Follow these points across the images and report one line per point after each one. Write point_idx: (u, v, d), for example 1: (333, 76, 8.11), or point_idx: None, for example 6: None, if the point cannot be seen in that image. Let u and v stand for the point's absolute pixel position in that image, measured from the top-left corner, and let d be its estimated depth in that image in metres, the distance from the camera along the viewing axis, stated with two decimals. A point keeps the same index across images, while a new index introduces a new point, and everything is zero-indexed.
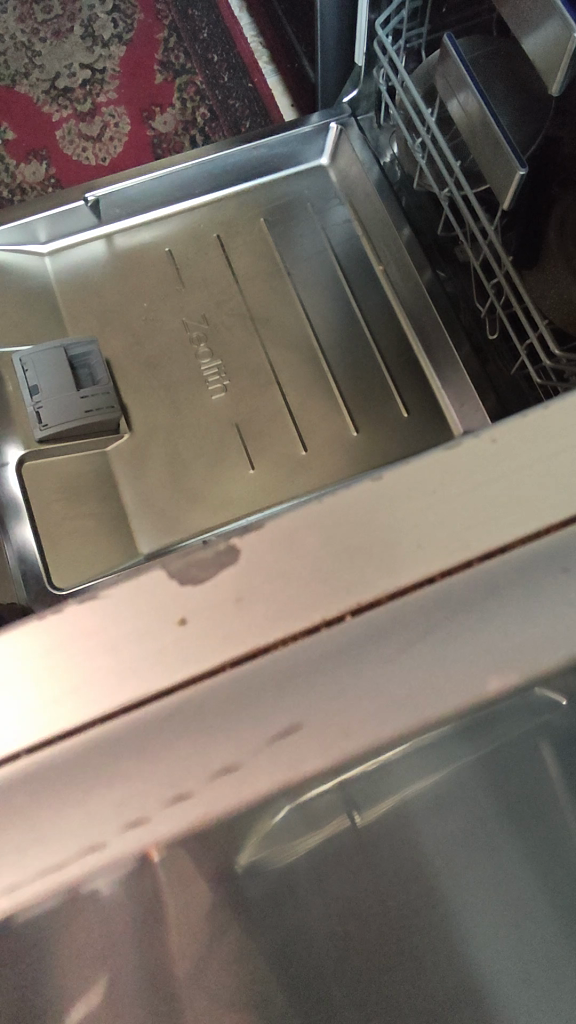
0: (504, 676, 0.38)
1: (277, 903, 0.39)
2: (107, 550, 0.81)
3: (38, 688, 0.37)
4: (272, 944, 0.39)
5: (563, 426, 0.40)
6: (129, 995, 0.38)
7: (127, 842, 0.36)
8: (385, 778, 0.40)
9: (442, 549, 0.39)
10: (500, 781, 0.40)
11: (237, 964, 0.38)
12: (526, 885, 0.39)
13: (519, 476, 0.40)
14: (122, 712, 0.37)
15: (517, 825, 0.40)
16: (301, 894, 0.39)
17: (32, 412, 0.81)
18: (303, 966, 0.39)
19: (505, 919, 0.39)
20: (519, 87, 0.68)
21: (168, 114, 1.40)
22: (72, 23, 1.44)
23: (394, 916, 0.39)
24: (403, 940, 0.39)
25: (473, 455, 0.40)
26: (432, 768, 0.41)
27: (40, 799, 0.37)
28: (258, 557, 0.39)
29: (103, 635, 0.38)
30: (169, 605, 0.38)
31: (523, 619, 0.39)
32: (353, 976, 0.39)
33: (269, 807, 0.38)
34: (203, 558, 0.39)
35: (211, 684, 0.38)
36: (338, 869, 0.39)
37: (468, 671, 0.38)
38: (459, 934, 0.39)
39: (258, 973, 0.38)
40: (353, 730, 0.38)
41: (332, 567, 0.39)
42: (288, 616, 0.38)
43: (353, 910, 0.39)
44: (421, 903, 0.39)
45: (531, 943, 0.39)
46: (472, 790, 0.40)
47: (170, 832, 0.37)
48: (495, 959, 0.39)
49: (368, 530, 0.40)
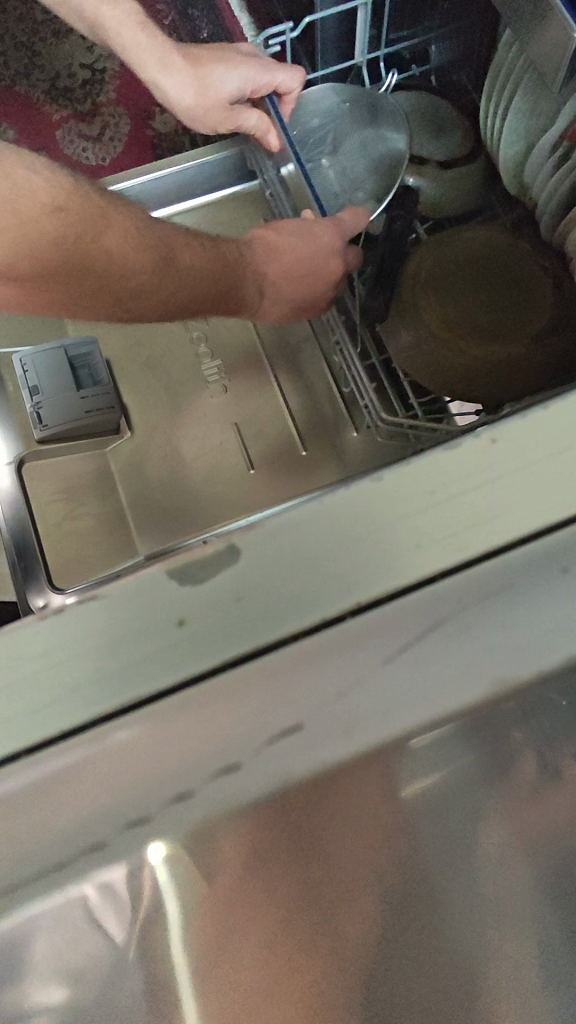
0: (498, 679, 0.40)
1: (289, 882, 0.42)
2: (108, 550, 0.81)
3: (18, 695, 0.35)
4: (284, 910, 0.42)
5: (572, 425, 0.38)
6: (139, 968, 0.41)
7: (130, 840, 0.39)
8: (387, 770, 0.41)
9: (446, 549, 0.38)
10: (496, 777, 0.42)
11: (254, 926, 0.42)
12: (520, 875, 0.42)
13: (525, 476, 0.38)
14: (115, 718, 0.36)
15: (513, 818, 0.42)
16: (317, 867, 0.42)
17: (33, 412, 0.81)
18: (310, 936, 0.42)
19: (497, 903, 0.42)
20: (365, 166, 0.76)
21: (167, 115, 1.36)
22: (71, 22, 1.42)
23: (393, 889, 0.42)
24: (397, 921, 0.42)
25: (476, 455, 0.38)
26: (429, 764, 0.41)
27: (24, 810, 0.36)
28: (256, 556, 0.37)
29: (90, 645, 0.36)
30: (165, 606, 0.36)
31: (520, 623, 0.39)
32: (355, 947, 0.42)
33: (275, 800, 0.40)
34: (200, 557, 0.37)
35: (208, 687, 0.37)
36: (348, 830, 0.42)
37: (462, 675, 0.40)
38: (454, 914, 0.42)
39: (265, 957, 0.42)
40: (353, 731, 0.39)
41: (336, 569, 0.38)
42: (284, 615, 0.37)
43: (351, 888, 0.42)
44: (419, 884, 0.42)
45: (522, 930, 0.41)
46: (466, 783, 0.42)
47: (171, 829, 0.39)
48: (485, 939, 0.41)
49: (367, 532, 0.37)
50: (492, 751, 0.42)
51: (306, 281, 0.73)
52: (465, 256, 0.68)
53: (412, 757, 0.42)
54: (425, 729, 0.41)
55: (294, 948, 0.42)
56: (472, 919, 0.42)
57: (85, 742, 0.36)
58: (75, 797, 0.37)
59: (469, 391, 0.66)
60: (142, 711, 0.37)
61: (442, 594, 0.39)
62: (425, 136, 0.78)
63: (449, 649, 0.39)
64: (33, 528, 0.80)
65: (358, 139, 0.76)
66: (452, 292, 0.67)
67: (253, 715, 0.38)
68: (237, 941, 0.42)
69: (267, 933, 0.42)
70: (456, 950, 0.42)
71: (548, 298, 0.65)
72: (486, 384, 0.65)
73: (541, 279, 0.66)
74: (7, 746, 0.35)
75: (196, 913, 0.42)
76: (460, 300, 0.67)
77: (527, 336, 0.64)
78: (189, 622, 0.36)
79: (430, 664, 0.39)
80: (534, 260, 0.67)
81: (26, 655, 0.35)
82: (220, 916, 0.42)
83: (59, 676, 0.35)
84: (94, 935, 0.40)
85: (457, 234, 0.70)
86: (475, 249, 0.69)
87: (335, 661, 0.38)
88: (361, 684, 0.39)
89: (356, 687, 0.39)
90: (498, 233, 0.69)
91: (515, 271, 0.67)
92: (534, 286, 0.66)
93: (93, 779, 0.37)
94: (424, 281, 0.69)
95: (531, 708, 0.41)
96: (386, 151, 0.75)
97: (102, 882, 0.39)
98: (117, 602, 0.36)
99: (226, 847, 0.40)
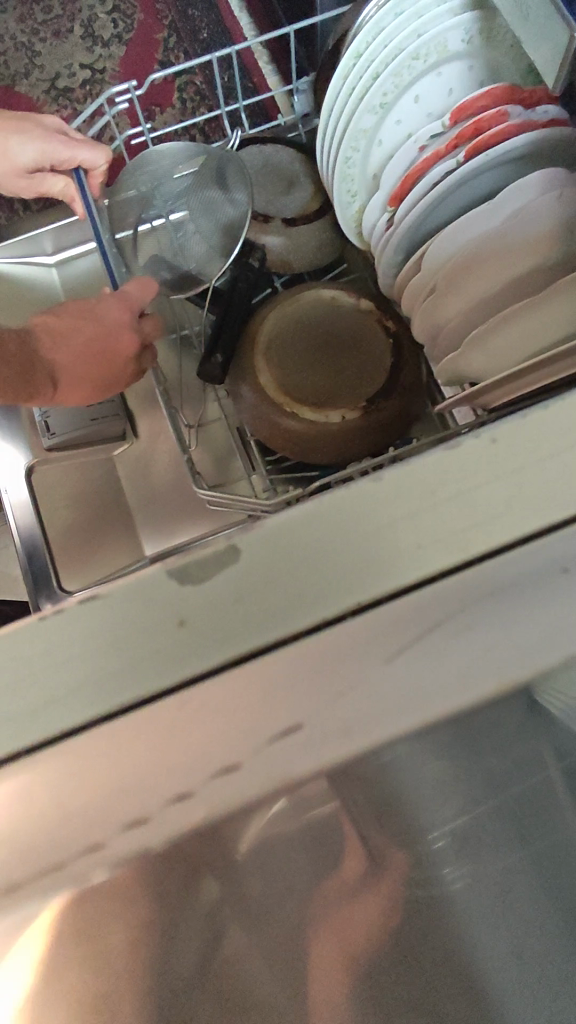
0: (503, 677, 0.38)
1: (286, 896, 0.39)
2: (119, 550, 0.83)
3: (32, 687, 0.38)
4: (286, 925, 0.39)
5: (569, 427, 0.39)
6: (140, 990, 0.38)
7: (129, 842, 0.37)
8: (395, 771, 0.38)
9: (446, 549, 0.39)
10: (510, 785, 0.40)
11: (255, 944, 0.39)
12: (528, 887, 0.40)
13: (522, 477, 0.39)
14: (124, 712, 0.38)
15: (524, 827, 0.40)
16: (320, 876, 0.39)
17: (41, 421, 0.76)
18: (315, 959, 0.39)
19: (507, 916, 0.40)
20: (209, 223, 0.77)
21: (167, 113, 1.30)
22: (72, 22, 1.39)
23: (401, 908, 0.40)
24: (407, 937, 0.40)
25: (474, 455, 0.40)
26: (436, 763, 0.39)
27: (33, 807, 0.37)
28: (257, 554, 0.39)
29: (101, 637, 0.39)
30: (166, 608, 0.39)
31: (526, 619, 0.38)
32: (361, 966, 0.40)
33: (275, 804, 0.38)
34: (202, 559, 0.39)
35: (211, 687, 0.38)
36: (349, 837, 0.39)
37: (465, 670, 0.38)
38: (465, 931, 0.40)
39: (261, 969, 0.39)
40: (355, 731, 0.37)
41: (337, 569, 0.39)
42: (288, 614, 0.39)
43: (356, 906, 0.39)
44: (426, 899, 0.40)
45: (532, 944, 0.40)
46: (480, 793, 0.39)
47: (171, 832, 0.37)
48: (497, 954, 0.40)
49: (369, 533, 0.39)
50: (507, 762, 0.39)
51: (98, 363, 0.69)
52: (303, 327, 0.75)
53: (421, 757, 0.39)
54: (431, 726, 0.38)
55: (295, 968, 0.39)
56: (483, 935, 0.40)
57: (84, 744, 0.38)
58: (76, 796, 0.37)
59: (309, 452, 0.72)
60: (147, 710, 0.38)
61: (443, 594, 0.39)
62: (266, 199, 0.80)
63: (456, 645, 0.38)
64: (40, 528, 0.73)
65: (202, 198, 0.78)
66: (293, 362, 0.74)
67: (254, 715, 0.38)
68: (234, 956, 0.39)
69: (268, 953, 0.39)
70: (469, 968, 0.40)
71: (384, 368, 0.73)
72: (323, 447, 0.72)
73: (376, 349, 0.74)
74: (20, 740, 0.38)
75: (194, 936, 0.38)
76: (298, 370, 0.73)
77: (359, 405, 0.72)
78: (191, 621, 0.39)
79: (435, 663, 0.38)
80: (375, 329, 0.74)
81: (37, 650, 0.38)
82: (216, 936, 0.39)
83: (72, 669, 0.38)
84: (87, 952, 0.37)
85: (300, 299, 0.75)
86: (319, 318, 0.75)
87: (337, 661, 0.38)
88: (362, 682, 0.38)
89: (358, 685, 0.38)
90: (345, 300, 0.75)
91: (347, 339, 0.74)
92: (366, 351, 0.74)
93: (95, 778, 0.37)
94: (266, 347, 0.74)
95: (532, 709, 0.39)
96: (226, 210, 0.77)
97: (100, 891, 0.37)
98: (127, 596, 0.39)
99: (222, 858, 0.38)
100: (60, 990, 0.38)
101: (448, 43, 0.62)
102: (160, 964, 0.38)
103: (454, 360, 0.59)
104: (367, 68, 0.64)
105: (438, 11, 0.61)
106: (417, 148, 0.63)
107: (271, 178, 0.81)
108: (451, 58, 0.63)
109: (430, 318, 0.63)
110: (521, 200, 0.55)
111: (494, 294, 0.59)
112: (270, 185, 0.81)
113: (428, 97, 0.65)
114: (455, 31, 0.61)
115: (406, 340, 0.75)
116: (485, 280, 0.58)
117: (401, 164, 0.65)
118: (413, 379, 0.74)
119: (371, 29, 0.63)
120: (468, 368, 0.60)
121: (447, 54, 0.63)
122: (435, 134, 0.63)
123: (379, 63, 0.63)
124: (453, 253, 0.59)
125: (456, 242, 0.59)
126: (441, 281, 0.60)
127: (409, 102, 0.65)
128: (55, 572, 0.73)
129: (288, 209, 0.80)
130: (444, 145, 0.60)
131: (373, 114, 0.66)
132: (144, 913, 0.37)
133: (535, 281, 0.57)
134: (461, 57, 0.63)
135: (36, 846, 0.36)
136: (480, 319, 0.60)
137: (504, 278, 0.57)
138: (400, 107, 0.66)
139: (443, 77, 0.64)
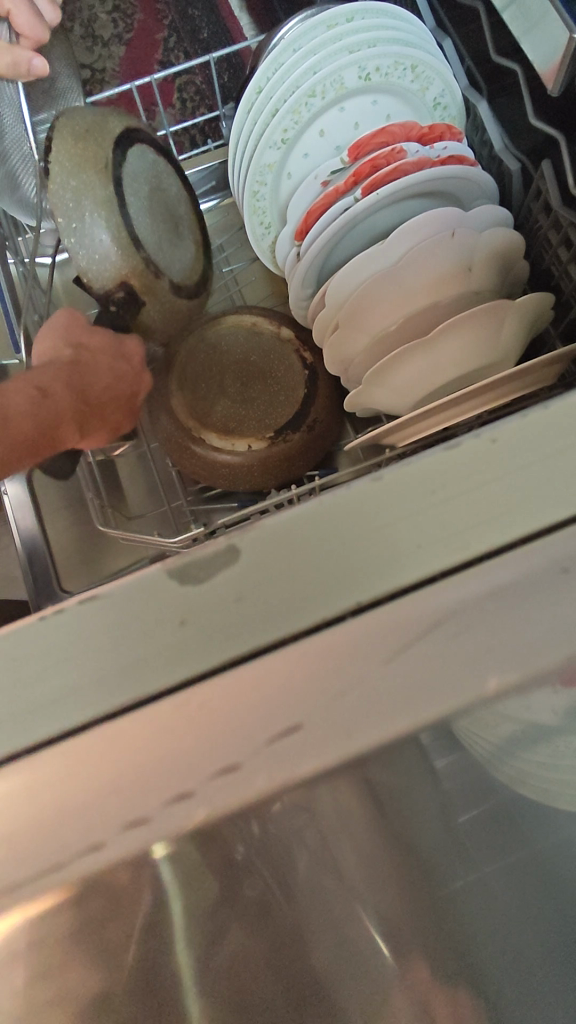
0: (505, 676, 0.37)
1: (281, 899, 0.40)
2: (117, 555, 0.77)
3: (32, 689, 0.38)
4: (285, 925, 0.41)
5: (566, 427, 0.39)
6: (147, 974, 0.40)
7: (127, 843, 0.36)
8: (403, 773, 0.39)
9: (446, 550, 0.39)
10: (484, 796, 0.41)
11: (255, 932, 0.40)
12: (500, 873, 0.42)
13: (519, 476, 0.40)
14: (126, 713, 0.38)
15: (495, 828, 0.42)
16: (314, 877, 0.40)
17: None
18: (314, 948, 0.42)
19: (484, 902, 0.43)
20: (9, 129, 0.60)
21: (167, 113, 1.30)
22: (73, 22, 1.39)
23: (386, 903, 0.42)
24: (395, 925, 0.42)
25: (475, 455, 0.40)
26: (423, 772, 0.40)
27: (33, 810, 0.36)
28: (260, 554, 0.39)
29: (102, 631, 0.39)
30: (168, 607, 0.38)
31: (524, 623, 0.38)
32: (354, 951, 0.42)
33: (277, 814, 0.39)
34: (202, 558, 0.39)
35: (212, 686, 0.38)
36: (336, 841, 0.40)
37: (468, 678, 0.37)
38: (450, 916, 0.42)
39: (264, 966, 0.41)
40: (356, 730, 0.37)
41: (334, 567, 0.39)
42: (288, 613, 0.39)
43: (346, 896, 0.41)
44: (415, 889, 0.42)
45: (505, 920, 0.43)
46: (463, 796, 0.41)
47: (169, 832, 0.36)
48: (475, 929, 0.43)
49: (374, 534, 0.39)
50: (488, 773, 0.41)
51: (119, 405, 0.58)
52: (221, 355, 0.69)
53: (425, 755, 0.39)
54: (424, 726, 0.37)
55: (292, 960, 0.41)
56: (468, 916, 0.43)
57: (85, 742, 0.37)
58: (76, 798, 0.36)
59: (215, 480, 0.66)
60: (144, 714, 0.38)
61: (441, 596, 0.39)
62: (144, 222, 0.62)
63: (457, 658, 0.37)
64: (41, 528, 0.72)
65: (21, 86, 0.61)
66: (206, 388, 0.68)
67: (249, 719, 0.37)
68: (235, 948, 0.40)
69: (269, 945, 0.41)
70: (452, 946, 0.43)
71: (295, 400, 0.68)
72: (227, 476, 0.65)
73: (291, 380, 0.69)
74: (23, 741, 0.38)
75: (197, 925, 0.40)
76: (213, 399, 0.67)
77: (267, 435, 0.66)
78: (192, 622, 0.39)
79: (440, 669, 0.37)
80: (290, 359, 0.69)
81: (40, 656, 0.38)
82: (218, 926, 0.40)
83: (78, 666, 0.38)
84: (97, 943, 0.38)
85: (221, 324, 0.70)
86: (237, 344, 0.70)
87: (336, 663, 0.38)
88: (362, 682, 0.38)
89: (357, 686, 0.37)
90: (264, 329, 0.71)
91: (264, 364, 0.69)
92: (283, 378, 0.69)
93: (94, 784, 0.37)
94: (181, 375, 0.68)
95: (522, 713, 0.40)
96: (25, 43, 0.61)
97: (98, 888, 0.37)
98: (119, 603, 0.39)
99: (233, 862, 0.39)
100: (63, 985, 0.39)
101: (345, 80, 0.61)
102: (164, 960, 0.40)
103: (361, 390, 0.55)
104: (266, 106, 0.62)
105: (333, 48, 0.60)
106: (320, 185, 0.60)
107: (161, 222, 0.66)
108: (350, 93, 0.63)
109: (338, 355, 0.59)
110: (414, 237, 0.54)
111: (398, 327, 0.56)
112: (154, 222, 0.65)
113: (334, 128, 0.64)
114: (350, 69, 0.61)
115: (323, 373, 0.69)
116: (387, 314, 0.56)
117: (306, 201, 0.62)
118: (327, 413, 0.68)
119: (268, 67, 0.62)
120: (378, 394, 0.56)
121: (345, 91, 0.62)
122: (336, 170, 0.60)
123: (278, 99, 0.61)
124: (354, 291, 0.55)
125: (359, 275, 0.55)
126: (345, 316, 0.56)
127: (314, 136, 0.64)
128: (55, 572, 0.71)
129: (174, 262, 0.67)
130: (345, 177, 0.57)
131: (276, 151, 0.64)
132: (147, 903, 0.38)
133: (439, 315, 0.56)
134: (360, 92, 0.63)
135: (40, 848, 0.36)
136: (388, 353, 0.57)
137: (421, 307, 0.55)
138: (304, 141, 0.64)
139: (346, 111, 0.64)
